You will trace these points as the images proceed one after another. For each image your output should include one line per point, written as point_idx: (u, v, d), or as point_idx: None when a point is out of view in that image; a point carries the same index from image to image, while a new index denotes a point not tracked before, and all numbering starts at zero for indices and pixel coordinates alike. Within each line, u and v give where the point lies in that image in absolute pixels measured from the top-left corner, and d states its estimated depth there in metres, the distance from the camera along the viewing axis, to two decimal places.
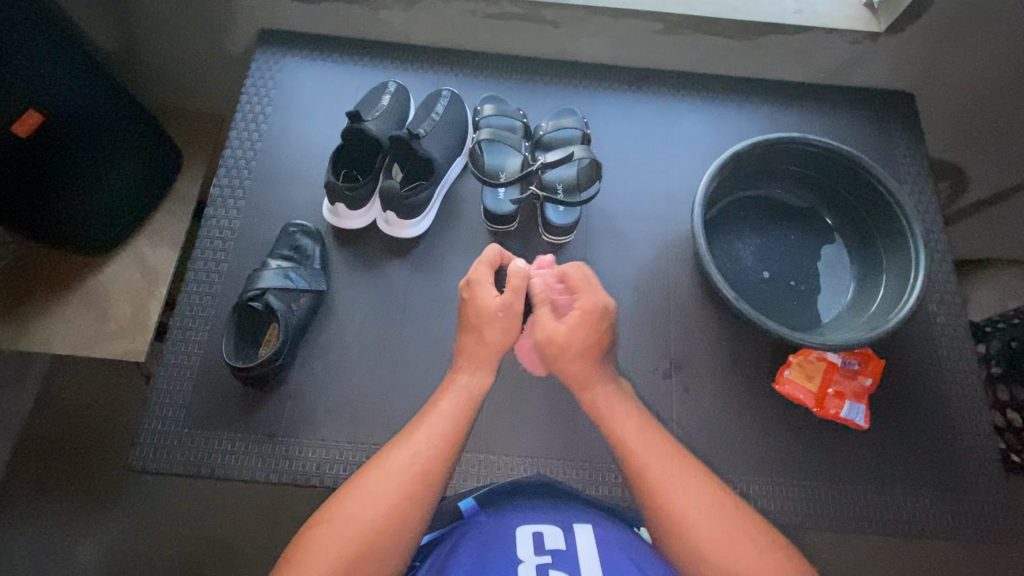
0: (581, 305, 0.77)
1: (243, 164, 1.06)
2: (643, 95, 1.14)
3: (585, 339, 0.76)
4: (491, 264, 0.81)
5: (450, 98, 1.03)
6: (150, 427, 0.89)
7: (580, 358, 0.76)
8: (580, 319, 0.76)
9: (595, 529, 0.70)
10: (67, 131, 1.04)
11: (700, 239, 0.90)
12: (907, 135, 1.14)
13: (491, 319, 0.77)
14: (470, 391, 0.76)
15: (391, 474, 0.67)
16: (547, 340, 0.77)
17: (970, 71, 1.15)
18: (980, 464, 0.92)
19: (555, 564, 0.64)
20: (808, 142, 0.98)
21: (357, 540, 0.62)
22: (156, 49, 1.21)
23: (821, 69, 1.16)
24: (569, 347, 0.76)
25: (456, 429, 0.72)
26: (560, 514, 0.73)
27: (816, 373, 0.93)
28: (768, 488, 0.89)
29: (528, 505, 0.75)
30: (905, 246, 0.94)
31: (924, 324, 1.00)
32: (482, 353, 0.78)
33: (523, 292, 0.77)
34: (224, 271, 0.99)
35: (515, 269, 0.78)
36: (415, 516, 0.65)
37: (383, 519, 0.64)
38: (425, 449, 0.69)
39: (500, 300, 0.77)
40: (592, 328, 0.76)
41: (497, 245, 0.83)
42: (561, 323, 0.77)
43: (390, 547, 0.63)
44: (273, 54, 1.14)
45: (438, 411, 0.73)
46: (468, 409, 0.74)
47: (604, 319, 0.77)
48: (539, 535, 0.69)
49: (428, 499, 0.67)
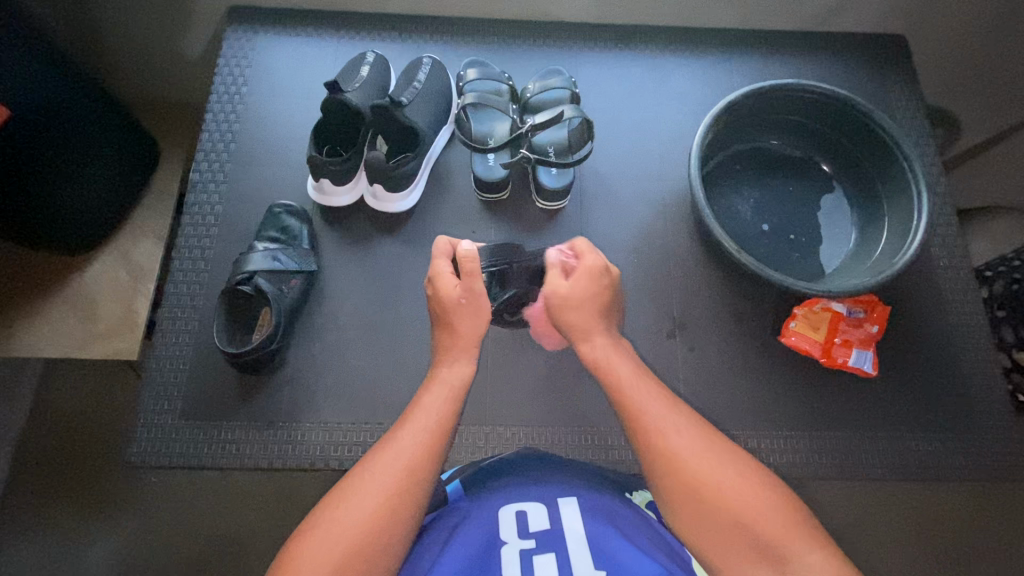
0: (586, 262, 0.76)
1: (222, 147, 1.02)
2: (630, 52, 1.11)
3: (590, 291, 0.75)
4: (446, 256, 0.79)
5: (432, 65, 0.98)
6: (146, 423, 0.87)
7: (585, 312, 0.74)
8: (582, 274, 0.76)
9: (579, 502, 0.69)
10: (36, 126, 1.00)
11: (698, 191, 0.87)
12: (901, 78, 1.12)
13: (456, 307, 0.76)
14: (453, 384, 0.74)
15: (379, 475, 0.64)
16: (551, 297, 0.76)
17: (962, 10, 1.12)
18: (991, 403, 0.92)
19: (538, 546, 0.63)
20: (803, 89, 0.95)
21: (346, 545, 0.59)
22: (122, 34, 1.16)
23: (811, 16, 1.13)
24: (570, 300, 0.75)
25: (442, 423, 0.70)
26: (543, 489, 0.71)
27: (821, 324, 0.92)
28: (778, 442, 0.88)
29: (512, 484, 0.72)
30: (906, 188, 0.92)
31: (927, 269, 0.99)
32: (458, 344, 0.76)
33: (480, 274, 0.74)
34: (210, 258, 0.96)
35: (464, 252, 0.75)
36: (406, 514, 0.62)
37: (373, 519, 0.61)
38: (412, 445, 0.67)
39: (460, 288, 0.76)
40: (595, 284, 0.75)
41: (446, 236, 0.82)
42: (568, 280, 0.76)
43: (381, 549, 0.60)
44: (245, 31, 1.09)
45: (422, 407, 0.71)
46: (453, 401, 0.72)
47: (605, 276, 0.76)
48: (522, 514, 0.67)
49: (419, 496, 0.64)
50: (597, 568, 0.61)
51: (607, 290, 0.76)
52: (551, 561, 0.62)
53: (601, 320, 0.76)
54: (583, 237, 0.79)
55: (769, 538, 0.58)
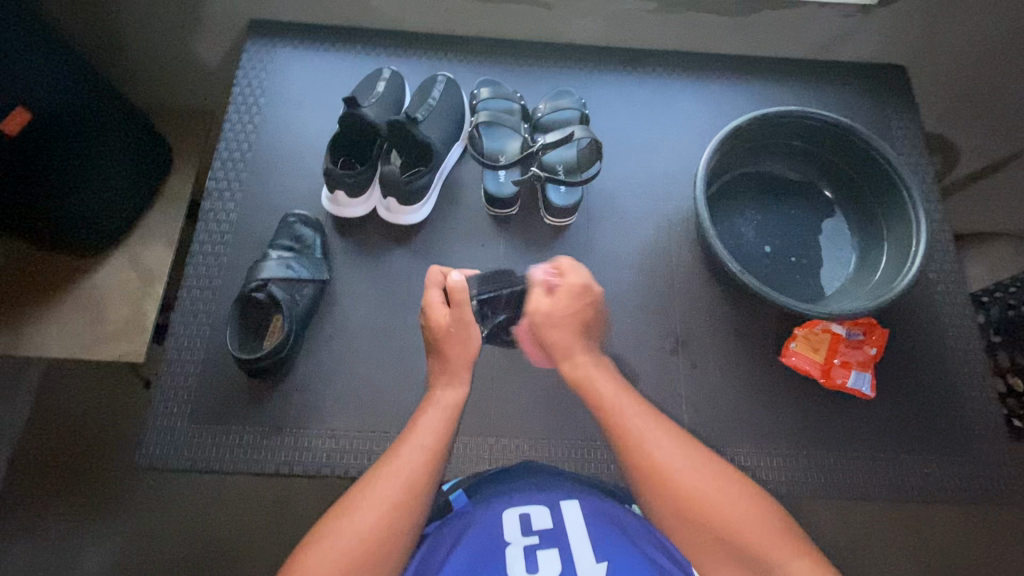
0: (567, 282, 0.78)
1: (238, 156, 1.04)
2: (638, 75, 1.14)
3: (569, 311, 0.78)
4: (438, 286, 0.80)
5: (446, 83, 1.01)
6: (155, 425, 0.88)
7: (567, 331, 0.77)
8: (564, 292, 0.78)
9: (580, 504, 0.71)
10: (55, 130, 1.02)
11: (704, 212, 0.90)
12: (901, 107, 1.15)
13: (445, 335, 0.77)
14: (448, 405, 0.75)
15: (379, 490, 0.64)
16: (534, 314, 0.78)
17: (961, 43, 1.16)
18: (987, 427, 0.93)
19: (542, 543, 0.66)
20: (806, 116, 0.99)
21: (348, 556, 0.60)
22: (142, 44, 1.19)
23: (814, 44, 1.17)
24: (553, 318, 0.77)
25: (439, 440, 0.71)
26: (546, 492, 0.73)
27: (821, 345, 0.94)
28: (778, 461, 0.90)
29: (514, 488, 0.74)
30: (905, 214, 0.95)
31: (925, 293, 1.01)
32: (449, 367, 0.77)
33: (468, 302, 0.77)
34: (224, 265, 0.97)
35: (453, 283, 0.78)
36: (405, 530, 0.63)
37: (373, 532, 0.61)
38: (410, 461, 0.68)
39: (449, 316, 0.77)
40: (576, 302, 0.77)
41: (439, 265, 0.83)
42: (549, 298, 0.78)
43: (382, 561, 0.61)
44: (265, 44, 1.13)
45: (419, 426, 0.72)
46: (449, 422, 0.74)
47: (589, 296, 0.78)
48: (525, 515, 0.70)
49: (417, 511, 0.64)
50: (599, 561, 0.64)
51: (589, 307, 0.78)
52: (555, 557, 0.64)
53: (582, 339, 0.78)
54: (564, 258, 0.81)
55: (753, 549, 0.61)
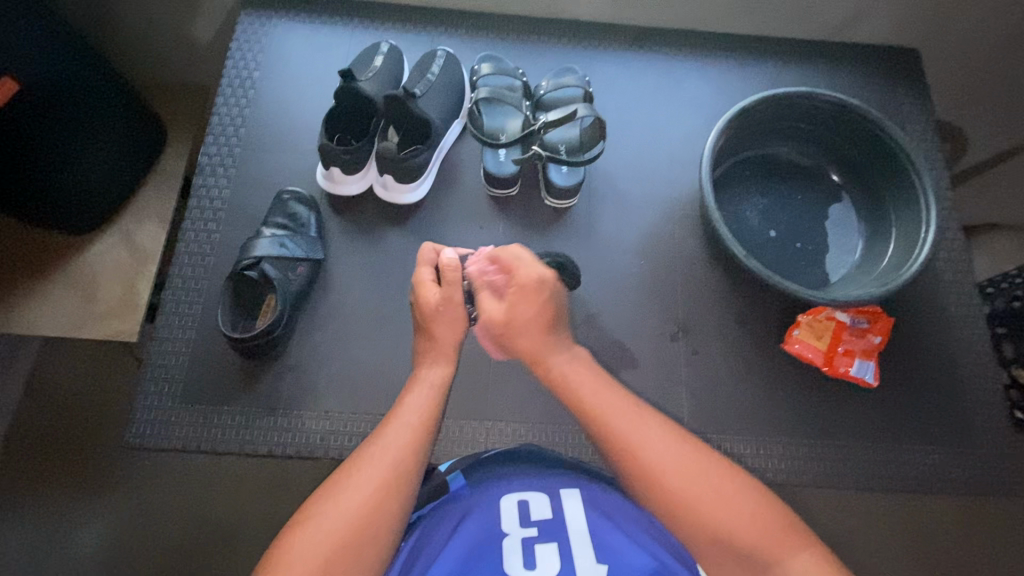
0: (519, 279, 0.74)
1: (231, 132, 1.01)
2: (644, 53, 1.11)
3: (527, 311, 0.74)
4: (429, 263, 0.79)
5: (446, 58, 0.98)
6: (145, 404, 0.86)
7: (529, 333, 0.74)
8: (515, 293, 0.74)
9: (581, 493, 0.69)
10: (42, 103, 0.99)
11: (709, 195, 0.87)
12: (913, 91, 1.12)
13: (436, 315, 0.75)
14: (436, 383, 0.73)
15: (365, 471, 0.63)
16: (489, 323, 0.76)
17: (977, 25, 1.12)
18: (990, 419, 0.92)
19: (541, 535, 0.64)
20: (816, 98, 0.96)
21: (335, 539, 0.58)
22: (133, 14, 1.15)
23: (826, 24, 1.13)
24: (509, 324, 0.74)
25: (425, 420, 0.69)
26: (546, 479, 0.72)
27: (825, 333, 0.92)
28: (777, 449, 0.89)
29: (513, 474, 0.73)
30: (915, 201, 0.93)
31: (931, 283, 0.99)
32: (437, 348, 0.76)
33: (460, 284, 0.75)
34: (216, 243, 0.95)
35: (446, 261, 0.76)
36: (393, 510, 0.61)
37: (361, 512, 0.60)
38: (397, 442, 0.66)
39: (439, 295, 0.76)
40: (529, 300, 0.73)
41: (432, 243, 0.82)
42: (501, 303, 0.76)
43: (371, 543, 0.59)
44: (260, 16, 1.09)
45: (405, 406, 0.70)
46: (436, 401, 0.72)
47: (544, 290, 0.73)
48: (525, 504, 0.68)
49: (407, 490, 0.63)
50: (600, 561, 0.62)
51: (548, 300, 0.74)
52: (554, 551, 0.63)
53: (547, 334, 0.74)
54: (510, 250, 0.77)
55: (752, 549, 0.59)
